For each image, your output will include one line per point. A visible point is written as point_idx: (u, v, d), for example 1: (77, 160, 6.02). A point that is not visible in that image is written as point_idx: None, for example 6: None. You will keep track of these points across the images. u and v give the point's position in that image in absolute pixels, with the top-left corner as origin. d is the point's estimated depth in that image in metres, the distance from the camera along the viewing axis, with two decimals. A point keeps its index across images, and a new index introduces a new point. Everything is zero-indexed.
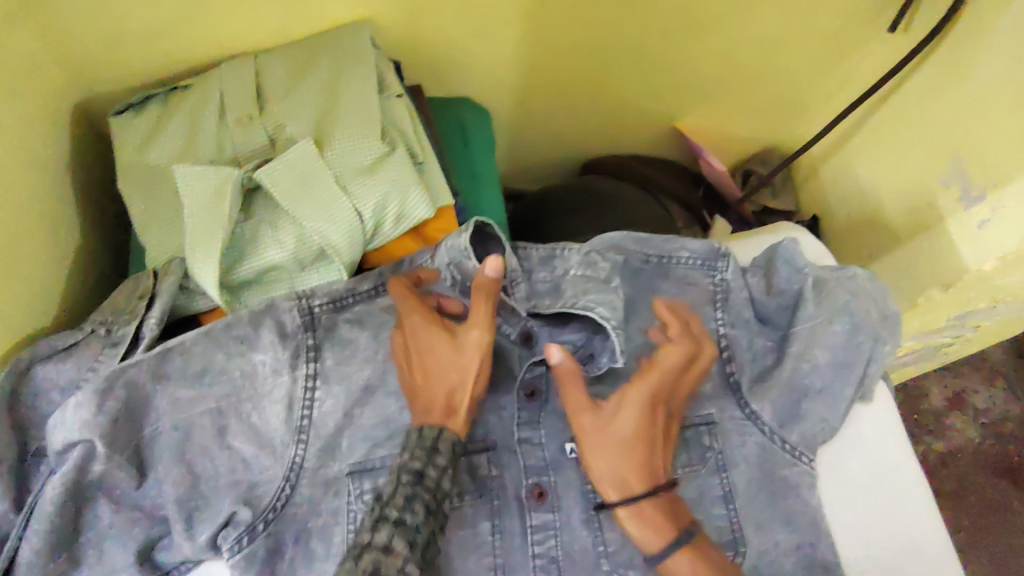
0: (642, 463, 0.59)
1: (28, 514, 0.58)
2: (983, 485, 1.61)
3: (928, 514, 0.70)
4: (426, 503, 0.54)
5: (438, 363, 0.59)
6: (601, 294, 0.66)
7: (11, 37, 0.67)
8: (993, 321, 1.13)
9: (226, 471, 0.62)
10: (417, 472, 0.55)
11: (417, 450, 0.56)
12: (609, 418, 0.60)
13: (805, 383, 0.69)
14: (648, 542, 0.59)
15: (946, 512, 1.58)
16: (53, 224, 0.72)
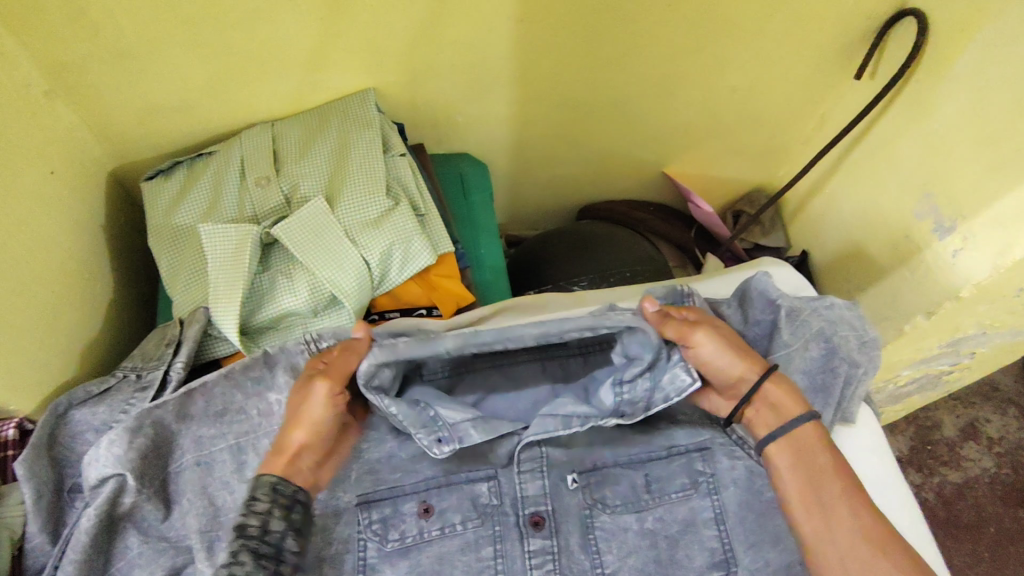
0: (747, 355, 0.70)
1: (63, 547, 0.61)
2: (1002, 516, 1.59)
3: (915, 532, 0.73)
4: (253, 551, 0.56)
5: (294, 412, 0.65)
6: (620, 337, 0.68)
7: (57, 115, 0.76)
8: (987, 347, 1.16)
9: (245, 503, 0.67)
10: (241, 524, 0.57)
11: (245, 505, 0.59)
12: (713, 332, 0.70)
13: None
14: (787, 414, 0.67)
15: (967, 544, 1.56)
16: (87, 278, 0.79)
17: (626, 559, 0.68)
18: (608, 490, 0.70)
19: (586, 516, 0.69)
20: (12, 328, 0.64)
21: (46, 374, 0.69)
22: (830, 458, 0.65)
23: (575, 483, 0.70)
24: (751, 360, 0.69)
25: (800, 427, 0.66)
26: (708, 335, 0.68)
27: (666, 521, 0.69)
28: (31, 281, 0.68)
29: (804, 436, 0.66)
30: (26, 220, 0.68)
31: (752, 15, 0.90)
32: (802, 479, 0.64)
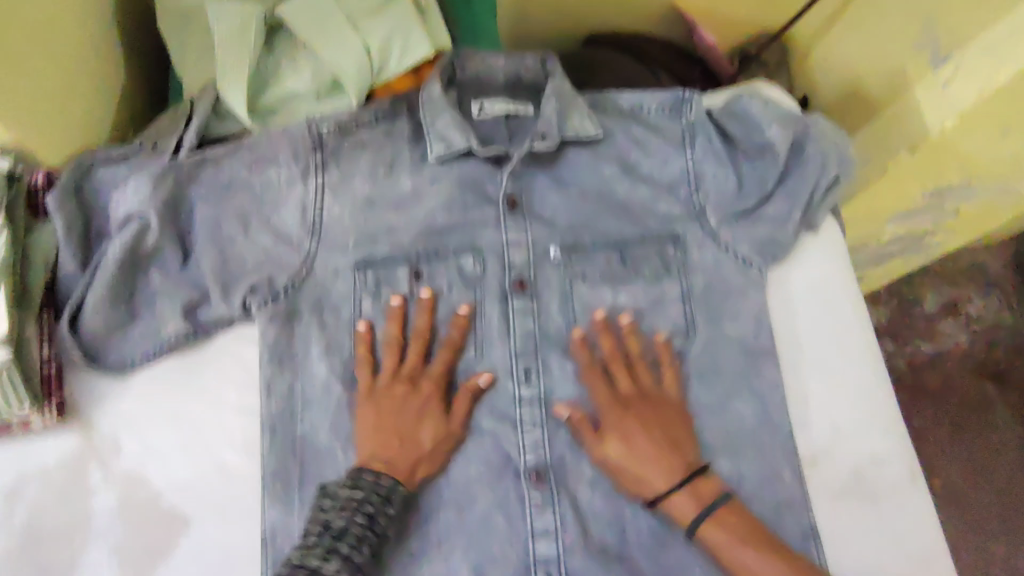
0: (659, 453, 0.68)
1: (94, 272, 0.70)
2: (965, 385, 1.73)
3: (859, 321, 0.80)
4: (361, 540, 0.60)
5: (401, 424, 0.69)
6: (565, 100, 0.80)
7: None
8: (971, 207, 1.20)
9: (252, 256, 0.74)
10: (370, 516, 0.62)
11: (372, 494, 0.63)
12: (610, 436, 0.70)
13: (760, 212, 0.78)
14: (680, 518, 0.67)
15: (928, 407, 1.71)
16: (103, 55, 0.82)
17: (600, 325, 0.76)
18: (590, 268, 0.77)
19: (568, 286, 0.77)
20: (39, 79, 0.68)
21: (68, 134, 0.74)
22: (750, 556, 0.64)
23: (557, 259, 0.77)
24: (659, 461, 0.68)
25: (705, 532, 0.66)
26: (617, 440, 0.69)
27: (637, 297, 0.77)
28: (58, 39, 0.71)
29: (714, 535, 0.65)
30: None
31: None
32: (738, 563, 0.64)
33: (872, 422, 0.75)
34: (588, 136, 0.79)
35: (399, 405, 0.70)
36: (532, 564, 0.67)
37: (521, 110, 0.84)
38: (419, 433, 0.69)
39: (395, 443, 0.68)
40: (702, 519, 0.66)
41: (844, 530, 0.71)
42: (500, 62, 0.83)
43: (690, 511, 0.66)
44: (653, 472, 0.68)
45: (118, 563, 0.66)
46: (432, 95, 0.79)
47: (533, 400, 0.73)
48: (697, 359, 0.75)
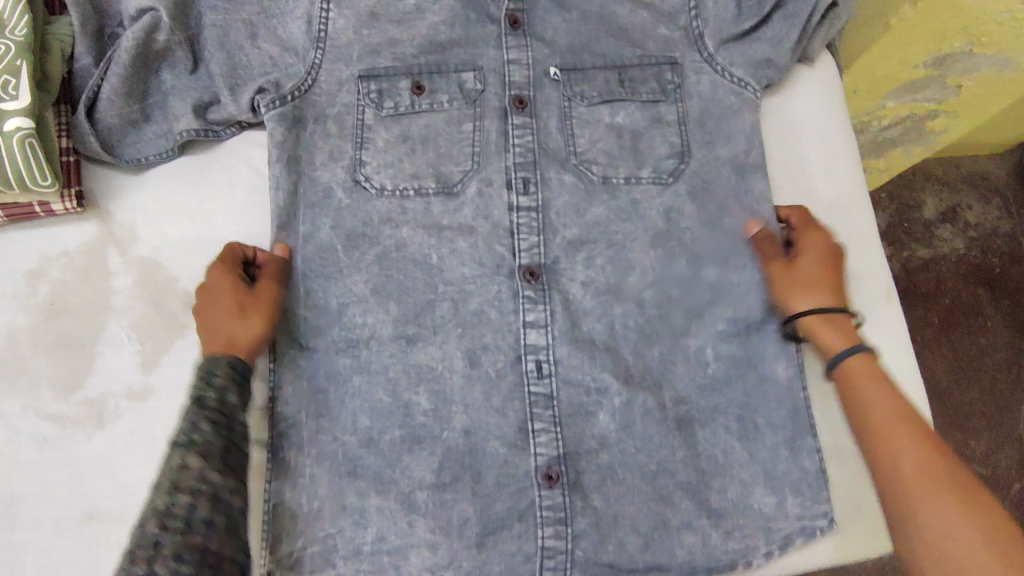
0: (831, 281, 0.71)
1: (107, 65, 0.72)
2: (958, 289, 1.75)
3: (850, 152, 0.81)
4: (215, 422, 0.59)
5: (230, 315, 0.67)
6: None
7: None
8: (972, 80, 1.21)
9: (260, 64, 0.75)
10: (207, 399, 0.60)
11: (205, 380, 0.62)
12: (805, 258, 0.72)
13: (757, 38, 0.79)
14: (830, 347, 0.68)
15: (920, 309, 1.73)
16: None
17: (596, 144, 0.78)
18: (588, 88, 0.79)
19: (566, 105, 0.78)
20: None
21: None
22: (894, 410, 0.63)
23: (556, 78, 0.78)
24: (827, 289, 0.70)
25: (846, 359, 0.67)
26: (812, 258, 0.72)
27: (634, 118, 0.79)
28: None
29: (860, 365, 0.66)
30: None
31: None
32: (867, 395, 0.64)
33: (854, 240, 0.78)
34: None
35: (209, 306, 0.68)
36: (523, 353, 0.72)
37: None
38: (244, 327, 0.67)
39: (212, 342, 0.66)
40: (851, 350, 0.67)
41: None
42: None
43: (844, 344, 0.68)
44: (823, 294, 0.70)
45: (137, 337, 0.70)
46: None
47: (531, 208, 0.75)
48: (691, 178, 0.77)
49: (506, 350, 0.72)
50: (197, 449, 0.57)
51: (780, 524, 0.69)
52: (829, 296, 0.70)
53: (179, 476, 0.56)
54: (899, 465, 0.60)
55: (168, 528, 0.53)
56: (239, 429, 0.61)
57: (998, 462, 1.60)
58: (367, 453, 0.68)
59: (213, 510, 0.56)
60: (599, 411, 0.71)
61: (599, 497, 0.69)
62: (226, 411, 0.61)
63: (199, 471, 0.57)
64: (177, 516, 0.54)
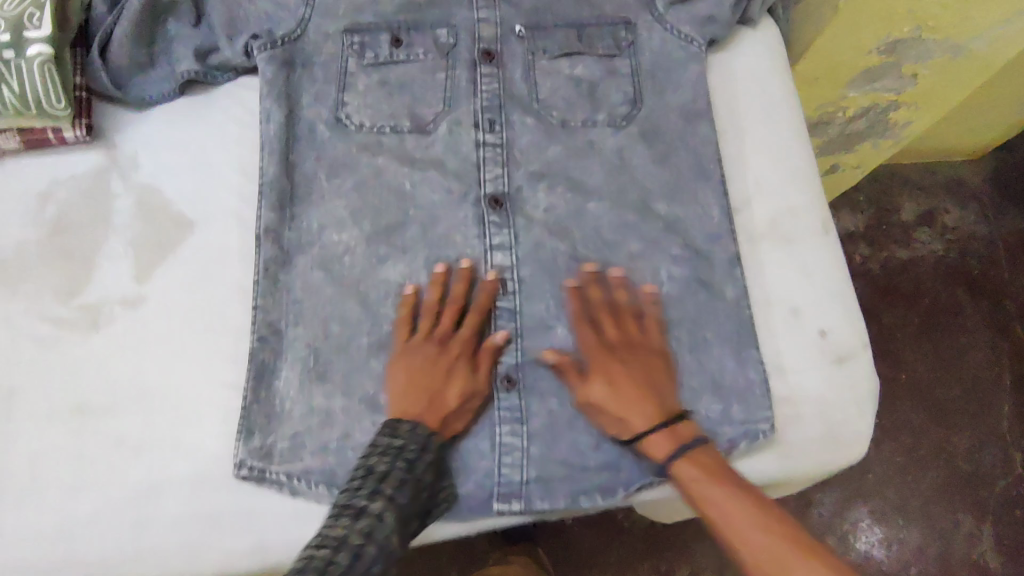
0: (636, 385, 0.71)
1: (121, 7, 0.80)
2: (938, 290, 1.76)
3: (790, 102, 0.89)
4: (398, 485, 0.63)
5: (433, 377, 0.70)
6: None
7: None
8: (924, 69, 1.29)
9: (256, 15, 0.84)
10: (409, 461, 0.65)
11: (416, 450, 0.66)
12: (616, 372, 0.71)
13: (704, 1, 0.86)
14: (658, 456, 0.68)
15: (901, 308, 1.73)
16: None
17: (557, 90, 0.86)
18: (550, 43, 0.87)
19: (529, 58, 0.86)
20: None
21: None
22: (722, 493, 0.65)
23: (521, 34, 0.87)
24: (642, 403, 0.70)
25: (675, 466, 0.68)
26: (627, 366, 0.71)
27: (591, 70, 0.86)
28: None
29: (688, 470, 0.67)
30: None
31: None
32: (699, 497, 0.66)
33: (792, 178, 0.84)
34: None
35: (427, 367, 0.71)
36: (488, 273, 0.78)
37: None
38: (459, 389, 0.71)
39: (423, 405, 0.69)
40: (678, 455, 0.68)
41: (767, 259, 0.80)
42: None
43: (665, 455, 0.68)
44: (640, 416, 0.69)
45: (133, 251, 0.76)
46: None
47: (496, 144, 0.82)
48: (643, 121, 0.85)
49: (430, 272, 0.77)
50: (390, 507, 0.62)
51: (724, 430, 0.74)
52: (647, 408, 0.69)
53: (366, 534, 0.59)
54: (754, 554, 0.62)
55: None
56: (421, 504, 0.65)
57: (982, 458, 1.57)
58: (336, 357, 0.74)
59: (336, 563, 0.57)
60: (558, 324, 0.76)
61: (555, 400, 0.74)
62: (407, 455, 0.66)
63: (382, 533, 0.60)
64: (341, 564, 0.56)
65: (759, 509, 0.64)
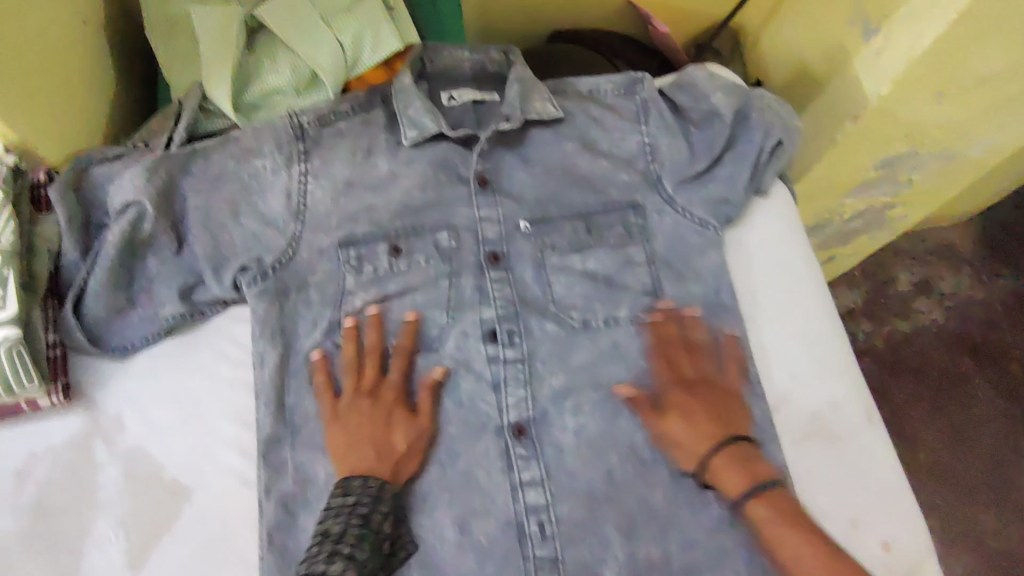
0: (711, 417, 0.71)
1: (93, 260, 0.74)
2: (944, 361, 1.72)
3: (812, 274, 0.85)
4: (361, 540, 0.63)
5: (383, 425, 0.71)
6: (528, 81, 0.86)
7: None
8: (922, 176, 1.26)
9: (242, 240, 0.79)
10: (365, 516, 0.64)
11: (365, 496, 0.66)
12: (653, 404, 0.73)
13: (715, 182, 0.83)
14: (732, 495, 0.68)
15: (910, 382, 1.68)
16: (100, 73, 0.88)
17: (571, 289, 0.80)
18: (557, 238, 0.82)
19: (539, 256, 0.81)
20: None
21: (54, 122, 0.77)
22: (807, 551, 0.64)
23: (527, 230, 0.82)
24: (709, 436, 0.70)
25: (727, 466, 0.69)
26: (679, 415, 0.72)
27: (605, 263, 0.82)
28: (45, 30, 0.76)
29: (721, 463, 0.69)
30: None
31: None
32: (779, 544, 0.65)
33: (828, 366, 0.80)
34: (549, 115, 0.85)
35: (365, 418, 0.71)
36: (522, 516, 0.71)
37: (490, 95, 0.90)
38: (401, 433, 0.71)
39: (376, 455, 0.69)
40: (728, 446, 0.69)
41: (816, 466, 0.75)
42: (466, 55, 0.89)
43: (741, 485, 0.68)
44: (701, 416, 0.72)
45: (126, 533, 0.68)
46: (405, 86, 0.85)
47: (517, 359, 0.77)
48: (665, 316, 0.80)
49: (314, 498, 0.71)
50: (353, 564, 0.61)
51: None
52: (710, 436, 0.70)
53: None
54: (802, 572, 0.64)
55: None
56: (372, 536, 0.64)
57: (1011, 536, 1.52)
58: None
59: None
60: (605, 568, 0.70)
61: None
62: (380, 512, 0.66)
63: None
64: None
65: (796, 530, 0.65)
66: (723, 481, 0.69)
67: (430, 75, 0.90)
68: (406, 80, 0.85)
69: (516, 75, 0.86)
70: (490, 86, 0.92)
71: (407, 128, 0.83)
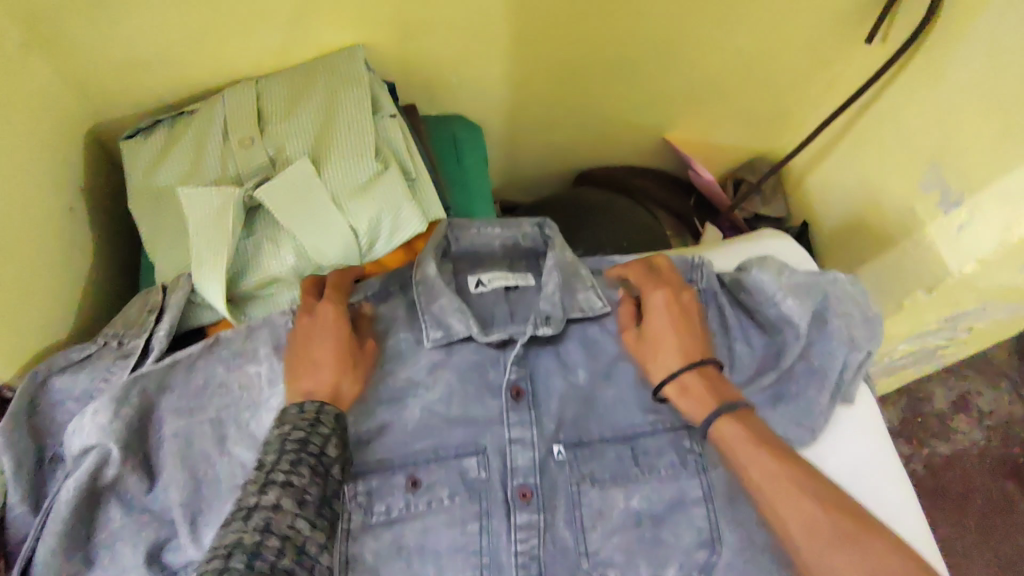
0: (705, 383, 0.67)
1: (44, 516, 0.60)
2: (988, 488, 1.55)
3: (911, 505, 0.72)
4: (311, 466, 0.56)
5: (340, 352, 0.66)
6: (569, 268, 0.74)
7: (44, 88, 0.73)
8: (984, 323, 1.15)
9: (227, 476, 0.66)
10: (302, 440, 0.58)
11: (302, 422, 0.59)
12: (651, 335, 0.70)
13: (790, 398, 0.72)
14: (698, 417, 0.66)
15: (952, 513, 1.52)
16: (72, 249, 0.76)
17: (612, 536, 0.68)
18: (598, 467, 0.70)
19: (574, 493, 0.68)
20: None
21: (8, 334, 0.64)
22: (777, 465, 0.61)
23: (562, 457, 0.69)
24: (704, 395, 0.66)
25: (716, 425, 0.65)
26: (657, 313, 0.69)
27: (651, 501, 0.69)
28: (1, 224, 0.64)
29: (727, 428, 0.64)
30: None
31: None
32: (743, 465, 0.63)
33: None
34: (594, 311, 0.73)
35: (314, 339, 0.66)
36: None
37: (525, 279, 0.78)
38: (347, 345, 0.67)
39: (331, 366, 0.65)
40: (720, 411, 0.64)
41: None
42: (495, 232, 0.77)
43: (746, 453, 0.63)
44: (697, 401, 0.66)
45: None
46: (429, 279, 0.72)
47: None
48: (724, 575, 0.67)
49: None
50: (292, 492, 0.54)
51: None
52: (700, 402, 0.66)
53: (270, 515, 0.51)
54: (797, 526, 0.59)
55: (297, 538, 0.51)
56: (332, 485, 0.58)
57: None
58: None
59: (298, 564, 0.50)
60: None
61: None
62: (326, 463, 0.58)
63: (292, 516, 0.52)
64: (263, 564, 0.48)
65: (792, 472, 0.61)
66: (730, 439, 0.64)
67: (455, 254, 0.79)
68: (429, 271, 0.72)
69: (556, 262, 0.74)
70: (523, 265, 0.81)
71: (431, 329, 0.71)
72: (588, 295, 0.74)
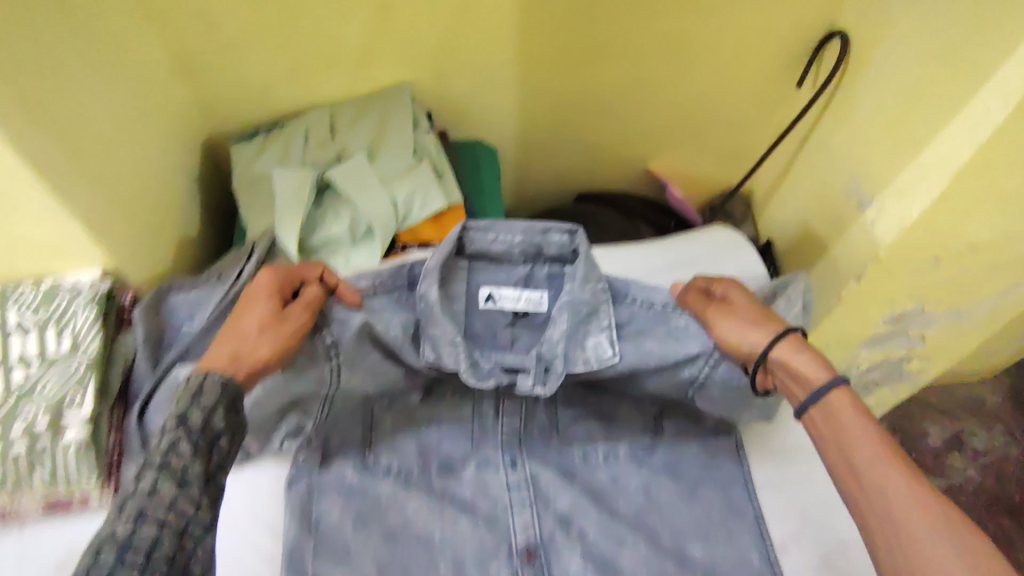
0: (817, 359, 0.74)
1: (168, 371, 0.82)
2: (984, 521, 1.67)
3: None
4: (191, 444, 0.66)
5: (249, 326, 0.76)
6: (580, 320, 0.85)
7: (180, 101, 1.05)
8: (933, 331, 1.32)
9: None
10: (183, 417, 0.67)
11: (184, 396, 0.68)
12: (741, 311, 0.80)
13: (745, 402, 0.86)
14: (809, 376, 0.73)
15: None
16: (185, 214, 1.05)
17: (576, 421, 0.90)
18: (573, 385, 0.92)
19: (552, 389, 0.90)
20: (93, 195, 0.81)
21: (138, 253, 0.91)
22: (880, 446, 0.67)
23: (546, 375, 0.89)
24: (823, 369, 0.73)
25: (823, 396, 0.72)
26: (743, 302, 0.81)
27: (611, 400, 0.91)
28: (144, 178, 0.93)
29: (839, 397, 0.71)
30: (87, 96, 0.80)
31: (698, 47, 1.16)
32: (850, 435, 0.68)
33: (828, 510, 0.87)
34: (600, 359, 0.85)
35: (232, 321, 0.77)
36: None
37: (535, 298, 0.89)
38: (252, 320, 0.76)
39: (238, 341, 0.75)
40: (831, 383, 0.72)
41: None
42: (513, 241, 0.85)
43: (853, 415, 0.70)
44: (810, 370, 0.74)
45: None
46: (430, 304, 0.83)
47: (520, 483, 0.84)
48: (665, 452, 0.88)
49: (368, 532, 0.79)
50: (170, 473, 0.64)
51: None
52: (819, 370, 0.73)
53: (147, 501, 0.62)
54: (892, 500, 0.63)
55: (166, 522, 0.62)
56: (215, 456, 0.68)
57: None
58: None
59: (175, 541, 0.62)
60: None
61: None
62: (210, 436, 0.68)
63: (171, 498, 0.63)
64: (137, 548, 0.59)
65: (897, 459, 0.65)
66: (835, 399, 0.71)
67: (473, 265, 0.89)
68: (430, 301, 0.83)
69: (566, 304, 0.84)
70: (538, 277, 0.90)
71: (432, 352, 0.83)
72: (591, 341, 0.85)
